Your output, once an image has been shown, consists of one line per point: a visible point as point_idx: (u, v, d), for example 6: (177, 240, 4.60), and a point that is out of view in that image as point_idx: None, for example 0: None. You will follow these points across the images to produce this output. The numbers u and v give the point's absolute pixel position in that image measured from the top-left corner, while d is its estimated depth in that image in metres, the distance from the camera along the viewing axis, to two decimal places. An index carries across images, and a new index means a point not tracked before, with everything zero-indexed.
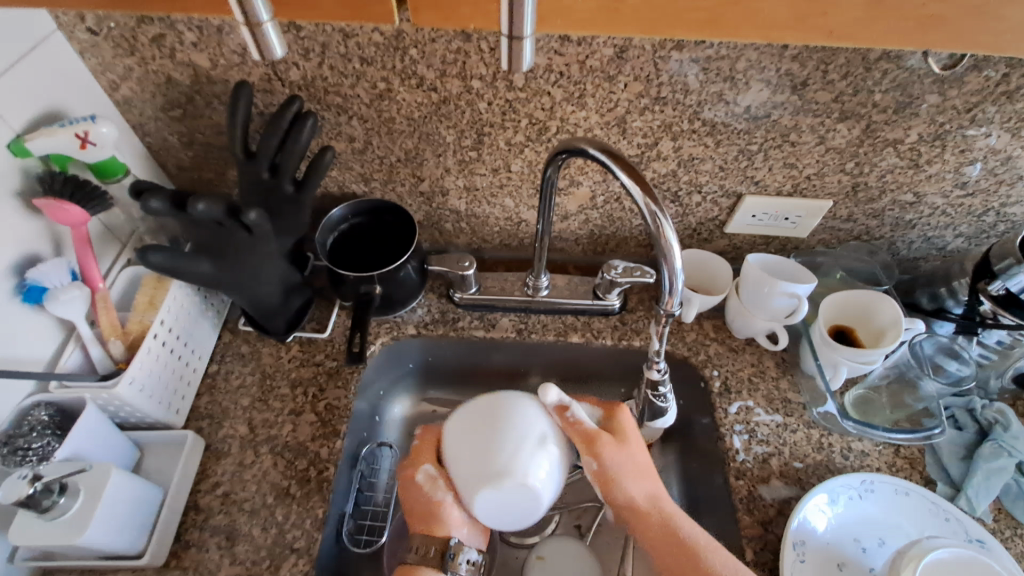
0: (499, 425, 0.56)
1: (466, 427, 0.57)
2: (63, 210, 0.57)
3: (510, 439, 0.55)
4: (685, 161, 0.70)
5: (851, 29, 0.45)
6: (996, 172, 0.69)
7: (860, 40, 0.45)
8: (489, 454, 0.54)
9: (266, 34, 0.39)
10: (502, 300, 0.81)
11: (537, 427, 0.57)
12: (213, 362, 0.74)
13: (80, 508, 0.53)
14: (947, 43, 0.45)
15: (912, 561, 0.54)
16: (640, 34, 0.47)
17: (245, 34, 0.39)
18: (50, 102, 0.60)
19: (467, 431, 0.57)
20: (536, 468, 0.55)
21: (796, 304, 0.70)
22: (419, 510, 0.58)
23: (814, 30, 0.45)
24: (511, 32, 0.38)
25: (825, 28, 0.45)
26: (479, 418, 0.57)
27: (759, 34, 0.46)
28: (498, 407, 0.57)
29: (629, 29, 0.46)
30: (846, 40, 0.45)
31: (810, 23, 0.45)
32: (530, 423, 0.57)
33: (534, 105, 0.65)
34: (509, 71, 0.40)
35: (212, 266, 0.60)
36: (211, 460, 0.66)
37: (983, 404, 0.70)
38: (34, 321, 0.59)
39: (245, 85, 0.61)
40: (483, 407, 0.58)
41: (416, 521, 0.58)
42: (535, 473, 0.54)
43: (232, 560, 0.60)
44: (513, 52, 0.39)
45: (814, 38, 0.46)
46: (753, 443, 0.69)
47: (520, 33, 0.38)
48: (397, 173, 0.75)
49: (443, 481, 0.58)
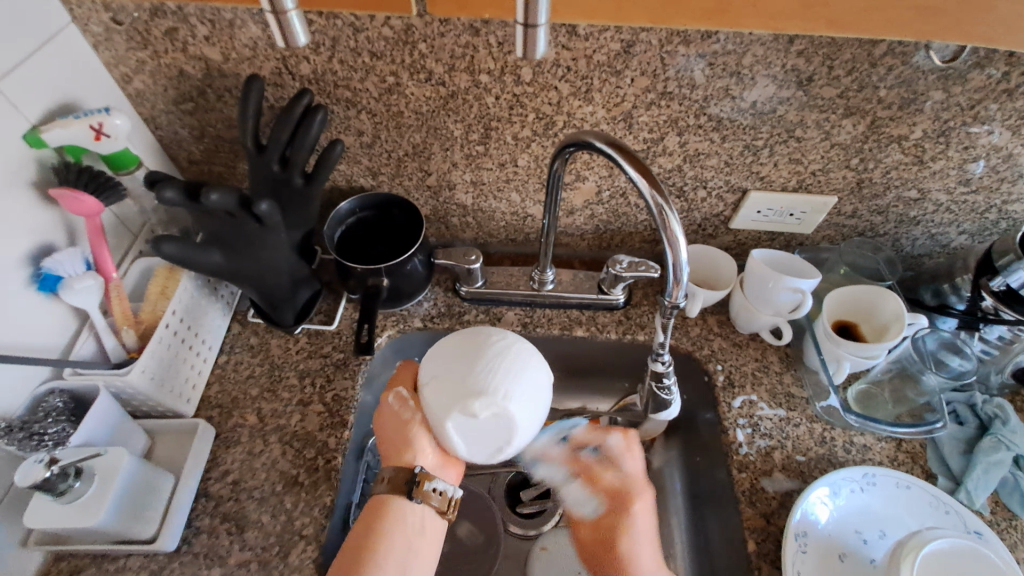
0: (459, 367, 0.55)
1: (442, 365, 0.56)
2: (78, 200, 0.58)
3: (451, 382, 0.54)
4: (690, 156, 0.71)
5: (851, 18, 0.54)
6: (999, 169, 0.70)
7: (859, 28, 0.55)
8: (444, 401, 0.54)
9: (290, 21, 0.42)
10: (508, 294, 0.81)
11: (469, 353, 0.56)
12: (222, 353, 0.75)
13: (94, 491, 0.53)
14: (941, 33, 0.54)
15: (911, 553, 0.55)
16: (649, 23, 0.57)
17: (271, 21, 0.42)
18: (66, 94, 0.61)
19: (437, 365, 0.57)
20: (506, 382, 0.54)
21: (800, 298, 0.70)
22: (393, 444, 0.60)
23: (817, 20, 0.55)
24: (526, 20, 0.40)
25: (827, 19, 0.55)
26: (448, 358, 0.56)
27: (761, 23, 0.56)
28: (464, 347, 0.57)
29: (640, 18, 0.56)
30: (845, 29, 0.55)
31: (813, 13, 0.54)
32: (460, 350, 0.57)
33: (541, 99, 0.66)
34: (524, 58, 0.43)
35: (223, 257, 0.61)
36: (221, 449, 0.67)
37: (984, 400, 0.71)
38: (47, 309, 0.60)
39: (256, 79, 0.61)
40: (431, 355, 0.58)
41: (392, 444, 0.60)
42: (500, 386, 0.53)
43: (242, 546, 0.61)
44: (527, 40, 0.41)
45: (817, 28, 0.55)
46: (756, 436, 0.70)
47: (534, 22, 0.40)
48: (404, 167, 0.75)
49: (414, 402, 0.60)
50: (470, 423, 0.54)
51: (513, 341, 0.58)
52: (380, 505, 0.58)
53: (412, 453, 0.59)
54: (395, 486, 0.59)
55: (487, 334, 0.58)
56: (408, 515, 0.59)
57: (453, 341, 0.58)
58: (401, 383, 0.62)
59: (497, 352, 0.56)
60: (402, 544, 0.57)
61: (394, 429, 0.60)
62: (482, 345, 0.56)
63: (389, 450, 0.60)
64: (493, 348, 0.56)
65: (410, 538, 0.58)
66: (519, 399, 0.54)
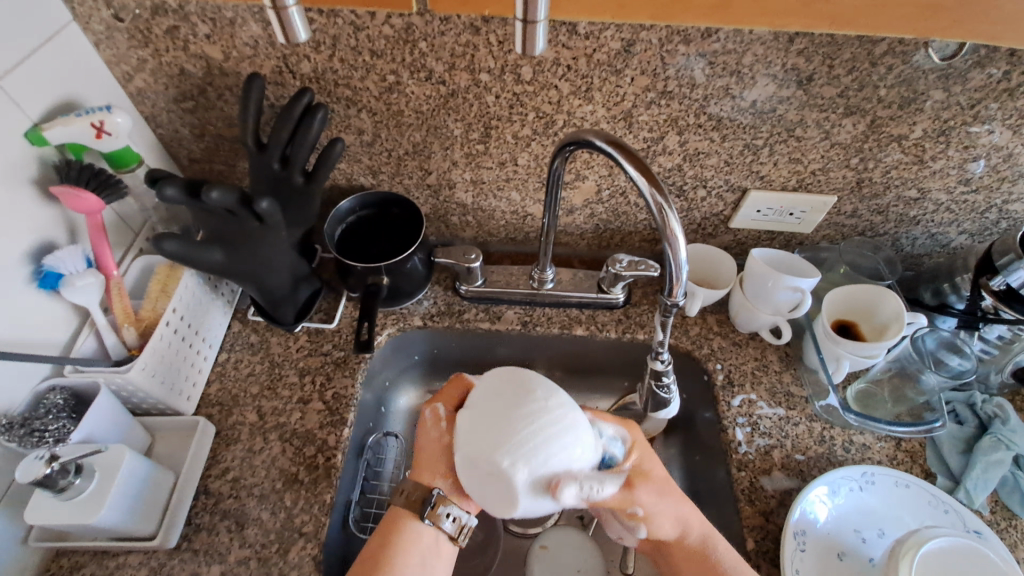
0: (494, 410, 0.51)
1: (480, 404, 0.53)
2: (79, 198, 0.58)
3: (478, 425, 0.51)
4: (690, 155, 0.71)
5: (853, 15, 0.53)
6: (998, 168, 0.70)
7: (861, 25, 0.53)
8: (467, 441, 0.51)
9: (291, 18, 0.42)
10: (508, 292, 0.81)
11: (511, 400, 0.51)
12: (223, 351, 0.75)
13: (94, 488, 0.54)
14: (946, 30, 0.52)
15: (909, 552, 0.55)
16: (649, 20, 0.55)
17: (272, 18, 0.42)
18: (67, 92, 0.61)
19: (482, 399, 0.53)
20: (528, 453, 0.48)
21: (800, 297, 0.70)
22: (420, 457, 0.59)
23: (819, 16, 0.53)
24: (526, 16, 0.40)
25: (829, 15, 0.53)
26: (490, 399, 0.53)
27: (761, 20, 0.54)
28: (511, 394, 0.52)
29: (638, 15, 0.55)
30: (847, 27, 0.53)
31: (814, 9, 0.53)
32: (501, 399, 0.52)
33: (541, 98, 0.66)
34: (523, 53, 0.43)
35: (224, 254, 0.61)
36: (220, 446, 0.67)
37: (983, 399, 0.71)
38: (49, 307, 0.60)
39: (257, 77, 0.62)
40: (476, 389, 0.55)
41: (420, 458, 0.59)
42: (522, 460, 0.48)
43: (242, 543, 0.61)
44: (527, 35, 0.41)
45: (819, 24, 0.54)
46: (755, 435, 0.70)
47: (534, 18, 0.40)
48: (405, 166, 0.75)
49: (447, 424, 0.59)
50: (480, 475, 0.50)
51: (563, 408, 0.51)
52: (395, 517, 0.57)
53: (432, 475, 0.58)
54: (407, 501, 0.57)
55: (540, 383, 0.53)
56: (422, 533, 0.56)
57: (505, 380, 0.54)
58: (440, 400, 0.60)
59: (538, 408, 0.50)
60: (417, 561, 0.55)
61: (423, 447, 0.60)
62: (527, 393, 0.52)
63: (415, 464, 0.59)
64: (537, 402, 0.51)
65: (424, 554, 0.55)
66: (535, 475, 0.48)
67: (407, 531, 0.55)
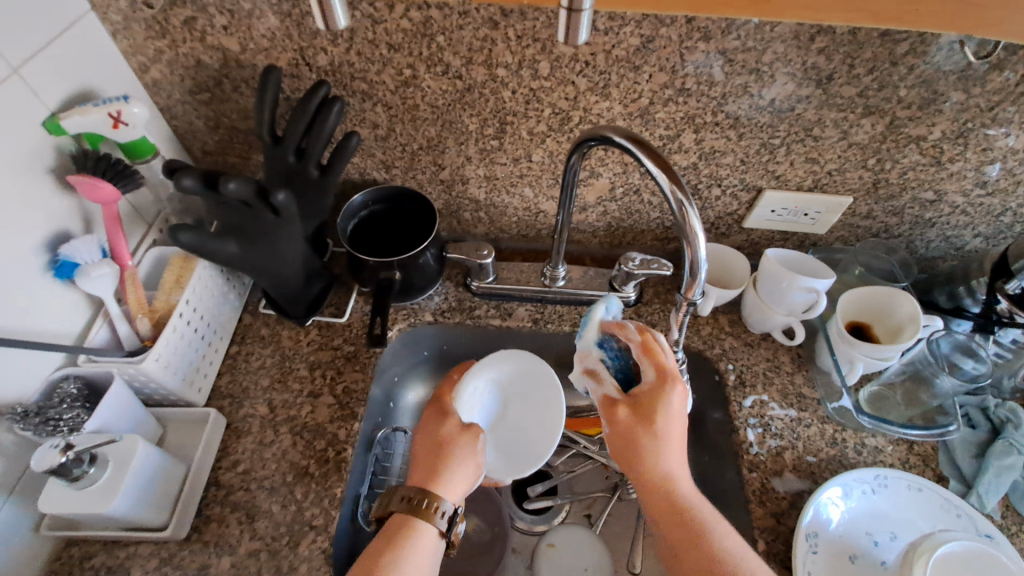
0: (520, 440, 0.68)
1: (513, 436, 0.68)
2: (96, 187, 0.58)
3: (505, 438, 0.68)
4: (705, 154, 0.71)
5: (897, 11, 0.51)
6: (1016, 171, 0.69)
7: (903, 22, 0.51)
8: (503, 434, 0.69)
9: (332, 7, 0.42)
10: (518, 289, 0.81)
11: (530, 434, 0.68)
12: (234, 343, 0.75)
13: (108, 478, 0.54)
14: (983, 29, 0.51)
15: (923, 555, 0.54)
16: (687, 12, 0.53)
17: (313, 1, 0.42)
18: (85, 81, 0.61)
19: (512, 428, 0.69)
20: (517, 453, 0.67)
21: (815, 298, 0.70)
22: (430, 458, 0.61)
23: (861, 11, 0.51)
24: (567, 3, 0.40)
25: (872, 9, 0.51)
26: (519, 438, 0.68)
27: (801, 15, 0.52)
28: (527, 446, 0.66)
29: (678, 6, 0.52)
30: (890, 21, 0.51)
31: (854, 4, 0.51)
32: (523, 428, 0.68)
33: (558, 94, 0.65)
34: (564, 43, 0.42)
35: (238, 247, 0.61)
36: (231, 439, 0.67)
37: (996, 403, 0.70)
38: (63, 296, 0.60)
39: (273, 69, 0.61)
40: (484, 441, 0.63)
41: (430, 462, 0.60)
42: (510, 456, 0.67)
43: (252, 535, 0.61)
44: (569, 24, 0.41)
45: (860, 18, 0.52)
46: (767, 436, 0.70)
47: (578, 7, 0.40)
48: (418, 161, 0.75)
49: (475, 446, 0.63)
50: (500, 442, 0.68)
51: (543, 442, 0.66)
52: (401, 522, 0.55)
53: (446, 486, 0.59)
54: (418, 508, 0.56)
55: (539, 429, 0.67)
56: (427, 540, 0.55)
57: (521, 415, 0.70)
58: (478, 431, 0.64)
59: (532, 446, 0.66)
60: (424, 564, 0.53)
61: (451, 465, 0.60)
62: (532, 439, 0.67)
63: (428, 475, 0.59)
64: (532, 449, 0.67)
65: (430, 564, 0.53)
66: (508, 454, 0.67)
67: (415, 539, 0.54)
